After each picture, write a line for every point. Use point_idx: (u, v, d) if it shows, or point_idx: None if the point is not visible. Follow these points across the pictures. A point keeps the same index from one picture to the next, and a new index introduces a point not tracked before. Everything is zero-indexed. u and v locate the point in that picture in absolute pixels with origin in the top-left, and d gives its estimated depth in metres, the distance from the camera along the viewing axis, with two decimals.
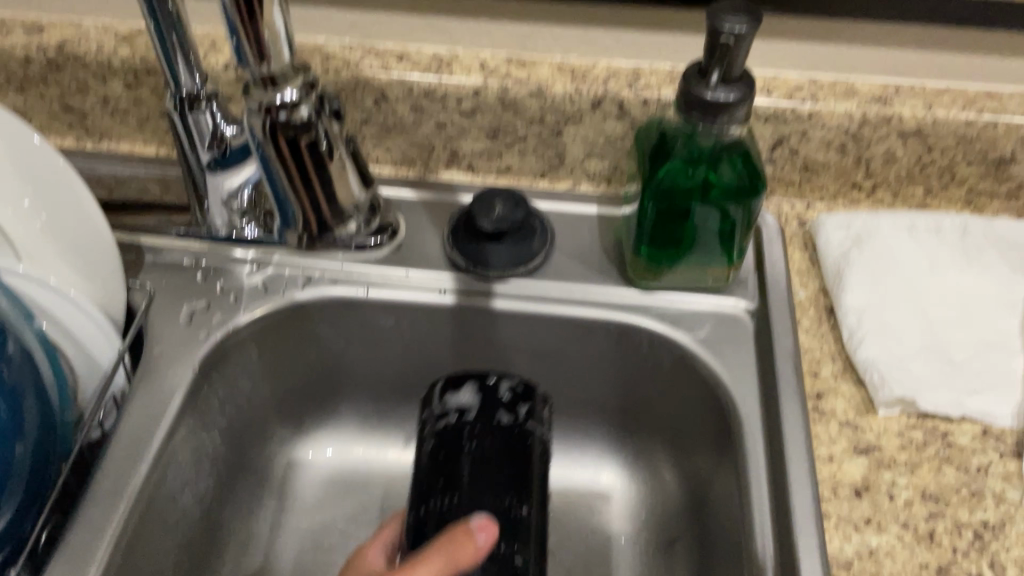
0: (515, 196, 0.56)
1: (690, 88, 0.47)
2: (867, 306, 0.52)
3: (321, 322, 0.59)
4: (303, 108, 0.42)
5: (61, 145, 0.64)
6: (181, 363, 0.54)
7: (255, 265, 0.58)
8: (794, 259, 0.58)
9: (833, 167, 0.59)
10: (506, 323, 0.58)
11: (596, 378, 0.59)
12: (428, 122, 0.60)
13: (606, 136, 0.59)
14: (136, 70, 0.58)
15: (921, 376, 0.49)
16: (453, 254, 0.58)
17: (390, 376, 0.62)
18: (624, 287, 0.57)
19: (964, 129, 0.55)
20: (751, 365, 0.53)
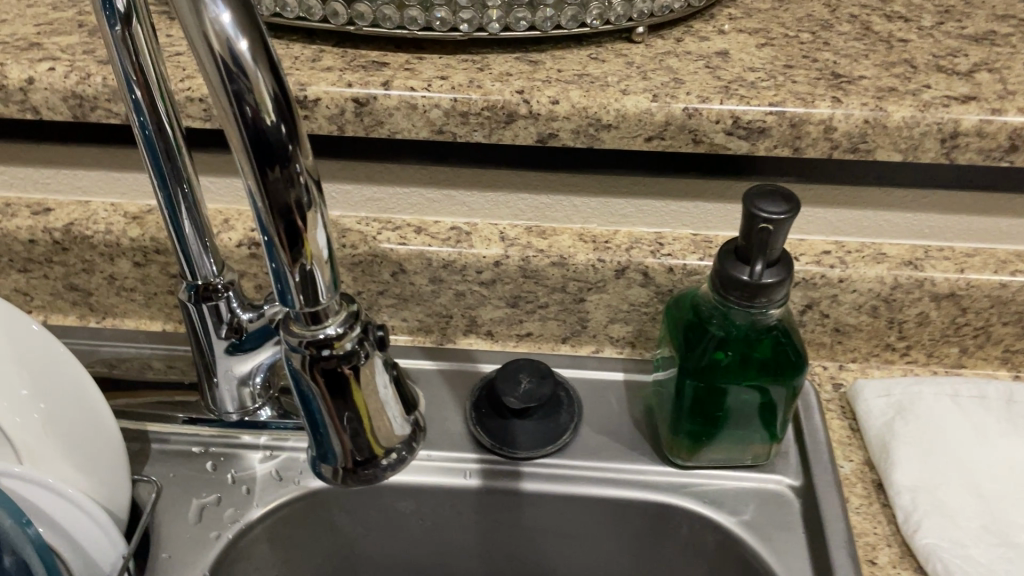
0: (541, 369, 0.54)
1: (728, 270, 0.45)
2: (919, 484, 0.49)
3: (339, 510, 0.55)
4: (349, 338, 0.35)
5: (64, 324, 0.61)
6: (192, 567, 0.50)
7: (267, 451, 0.56)
8: (834, 427, 0.55)
9: (866, 329, 0.57)
10: (535, 506, 0.55)
11: (631, 560, 0.56)
12: (446, 292, 0.58)
13: (630, 303, 0.58)
14: (145, 249, 0.57)
15: (986, 564, 0.46)
16: (478, 433, 0.55)
17: (410, 562, 0.58)
18: (659, 464, 0.54)
19: (999, 291, 0.54)
20: (801, 550, 0.50)
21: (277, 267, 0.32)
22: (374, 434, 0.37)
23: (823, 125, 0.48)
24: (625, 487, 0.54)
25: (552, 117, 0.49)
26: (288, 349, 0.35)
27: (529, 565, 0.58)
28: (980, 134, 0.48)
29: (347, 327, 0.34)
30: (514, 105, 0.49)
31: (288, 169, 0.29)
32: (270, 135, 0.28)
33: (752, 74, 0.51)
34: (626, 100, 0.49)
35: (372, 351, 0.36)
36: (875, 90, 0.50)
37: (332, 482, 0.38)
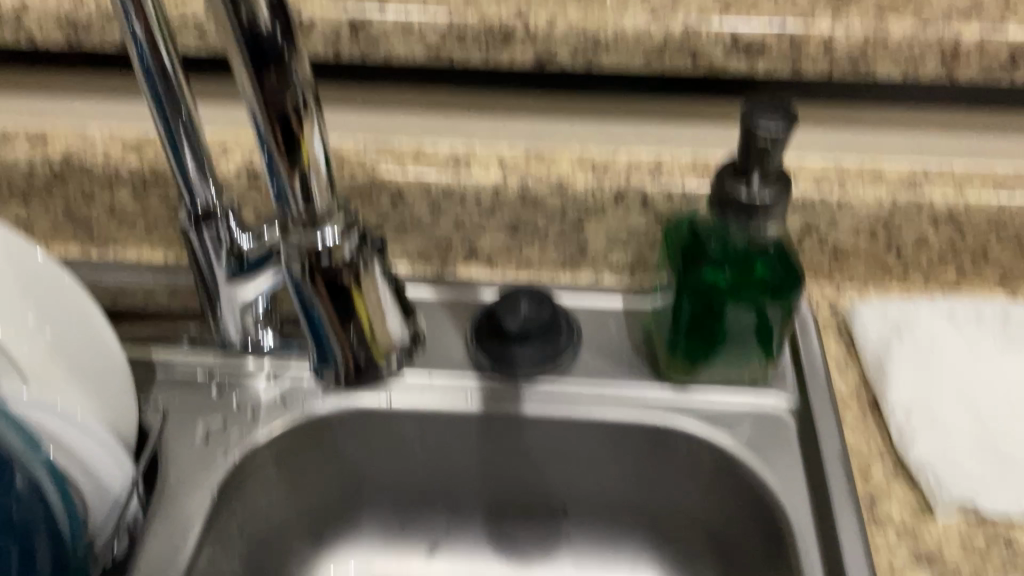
0: (541, 294, 0.55)
1: (726, 187, 0.45)
2: (915, 402, 0.50)
3: (343, 434, 0.56)
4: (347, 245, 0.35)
5: (66, 255, 0.62)
6: (200, 489, 0.51)
7: (271, 378, 0.56)
8: (831, 349, 0.56)
9: (864, 252, 0.57)
10: (535, 428, 0.55)
11: (630, 481, 0.57)
12: (445, 220, 0.58)
13: (629, 228, 0.58)
14: (144, 177, 0.57)
15: (978, 475, 0.47)
16: (478, 356, 0.56)
17: (414, 485, 0.59)
18: (658, 386, 0.55)
19: (997, 212, 0.54)
20: (796, 467, 0.51)
21: (275, 176, 0.32)
22: (373, 339, 0.39)
23: (823, 42, 0.48)
24: (623, 410, 0.54)
25: (550, 36, 0.49)
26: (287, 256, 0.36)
27: (530, 488, 0.59)
28: (981, 49, 0.48)
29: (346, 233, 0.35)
30: (512, 25, 0.48)
31: (284, 77, 0.30)
32: (267, 42, 0.29)
33: None
34: (624, 19, 0.48)
35: (372, 258, 0.36)
36: (876, 8, 0.49)
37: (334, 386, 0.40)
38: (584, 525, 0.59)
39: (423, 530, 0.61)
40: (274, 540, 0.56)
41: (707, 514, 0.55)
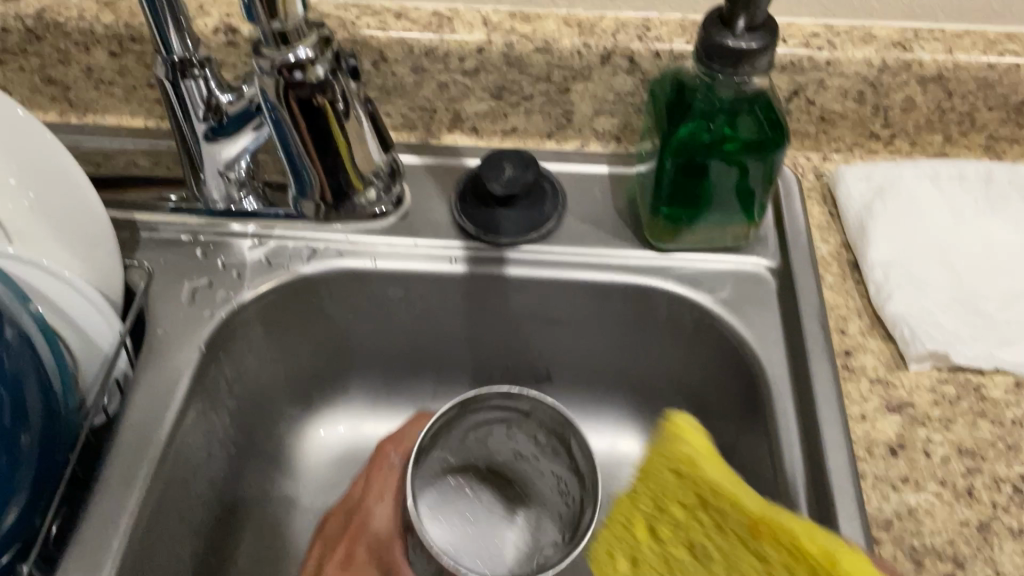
0: (526, 157, 0.54)
1: (713, 37, 0.44)
2: (893, 260, 0.51)
3: (331, 297, 0.57)
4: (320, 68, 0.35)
5: (46, 121, 0.61)
6: (188, 341, 0.51)
7: (256, 240, 0.56)
8: (814, 214, 0.56)
9: (851, 117, 0.57)
10: (519, 292, 0.56)
11: (613, 343, 0.58)
12: (429, 83, 0.57)
13: (616, 93, 0.57)
14: (121, 37, 0.56)
15: (951, 329, 0.48)
16: (462, 221, 0.56)
17: (402, 351, 0.60)
18: (641, 249, 0.55)
19: (986, 73, 0.53)
20: (776, 324, 0.52)
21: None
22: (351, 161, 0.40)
23: None
24: (606, 273, 0.55)
25: None
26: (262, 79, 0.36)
27: (516, 352, 0.60)
28: None
29: (319, 51, 0.35)
30: None
31: None
32: None
33: None
34: None
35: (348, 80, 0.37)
36: None
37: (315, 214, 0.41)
38: (568, 388, 0.61)
39: (409, 395, 0.62)
40: (264, 400, 0.57)
41: (687, 374, 0.56)
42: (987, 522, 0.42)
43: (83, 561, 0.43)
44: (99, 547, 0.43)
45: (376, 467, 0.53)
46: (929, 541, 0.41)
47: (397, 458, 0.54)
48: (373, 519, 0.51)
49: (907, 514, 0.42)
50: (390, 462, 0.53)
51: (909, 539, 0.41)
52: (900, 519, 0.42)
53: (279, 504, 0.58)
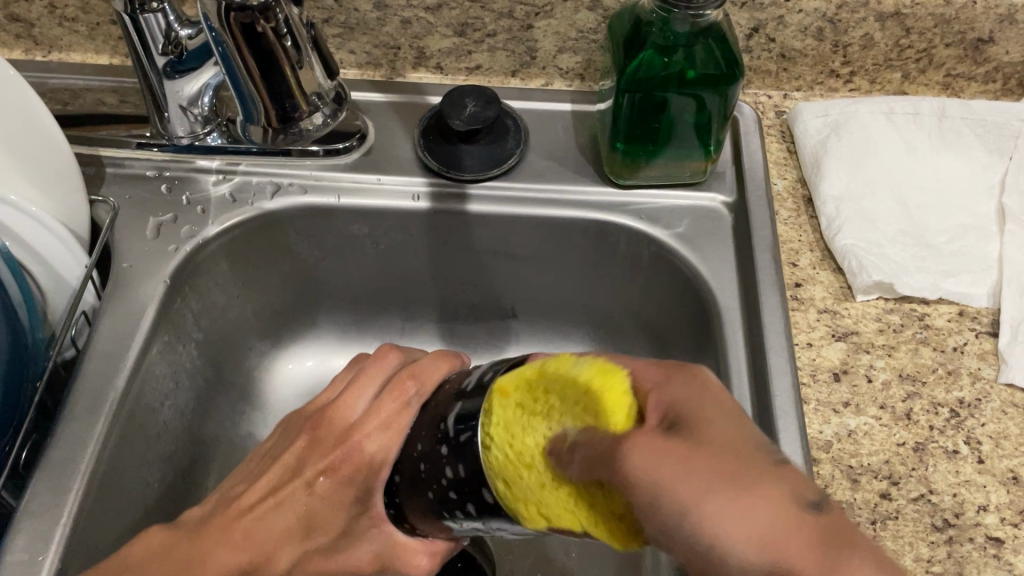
0: (487, 94, 0.54)
1: None
2: (845, 195, 0.52)
3: (295, 232, 0.57)
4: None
5: (11, 58, 0.61)
6: (153, 276, 0.52)
7: (220, 175, 0.57)
8: (772, 149, 0.57)
9: (811, 54, 0.57)
10: (481, 227, 0.57)
11: (574, 276, 0.59)
12: (392, 20, 0.57)
13: (578, 29, 0.57)
14: None
15: (898, 261, 0.49)
16: (425, 157, 0.56)
17: (367, 286, 0.62)
18: (602, 185, 0.56)
19: (943, 10, 0.54)
20: (730, 257, 0.53)
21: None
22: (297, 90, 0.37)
23: None
24: (566, 210, 0.56)
25: None
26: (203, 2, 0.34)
27: (480, 287, 0.61)
28: None
29: None
30: None
31: None
32: None
33: None
34: None
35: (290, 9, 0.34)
36: None
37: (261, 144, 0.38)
38: (532, 322, 0.62)
39: (377, 332, 0.64)
40: (232, 335, 0.59)
41: (646, 307, 0.58)
42: (923, 443, 0.44)
43: (50, 484, 0.44)
44: (66, 472, 0.44)
45: (395, 394, 0.41)
46: (866, 460, 0.43)
47: (417, 393, 0.40)
48: (371, 445, 0.40)
49: (846, 436, 0.44)
50: (410, 394, 0.41)
51: (847, 459, 0.43)
52: (840, 441, 0.44)
53: (248, 433, 0.59)
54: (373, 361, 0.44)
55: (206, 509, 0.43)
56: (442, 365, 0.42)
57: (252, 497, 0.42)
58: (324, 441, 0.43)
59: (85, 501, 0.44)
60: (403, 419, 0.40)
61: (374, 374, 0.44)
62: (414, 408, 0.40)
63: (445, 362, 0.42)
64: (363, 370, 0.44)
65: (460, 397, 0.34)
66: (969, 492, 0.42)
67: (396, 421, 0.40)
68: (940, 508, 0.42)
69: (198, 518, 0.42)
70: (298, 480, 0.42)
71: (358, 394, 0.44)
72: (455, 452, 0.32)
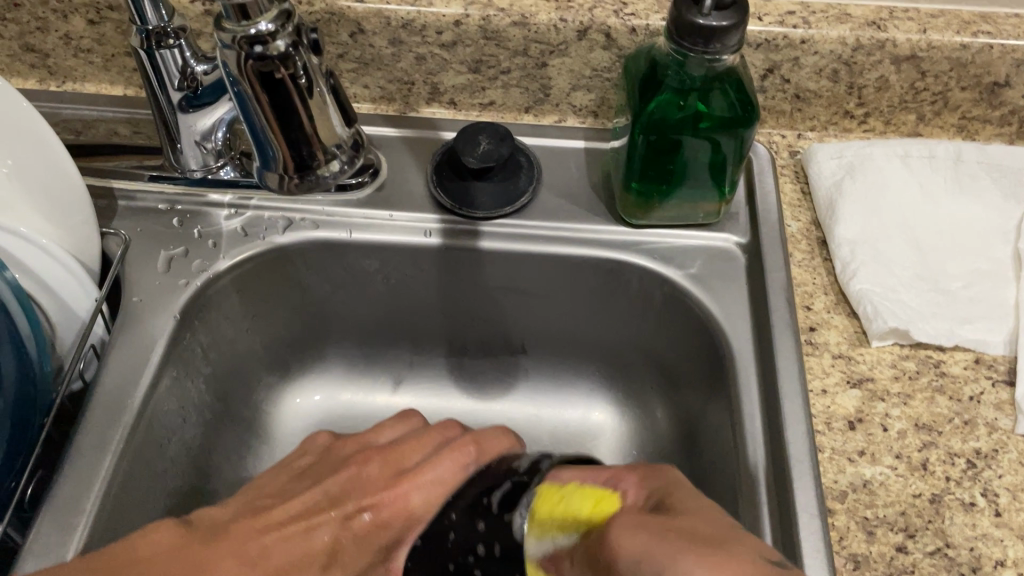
0: (500, 131, 0.54)
1: (683, 15, 0.45)
2: (860, 238, 0.51)
3: (306, 266, 0.57)
4: (282, 42, 0.31)
5: (25, 87, 0.61)
6: (163, 310, 0.52)
7: (233, 210, 0.57)
8: (786, 190, 0.57)
9: (825, 95, 0.57)
10: (492, 264, 0.57)
11: (585, 313, 0.59)
12: (407, 56, 0.57)
13: (592, 68, 0.57)
14: (99, 5, 0.56)
15: (913, 307, 0.48)
16: (437, 193, 0.56)
17: (377, 320, 0.61)
18: (615, 224, 0.56)
19: (959, 53, 0.54)
20: (744, 299, 0.53)
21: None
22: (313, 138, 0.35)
23: None
24: (578, 247, 0.55)
25: None
26: (222, 50, 0.32)
27: (490, 323, 0.61)
28: None
29: (283, 24, 0.31)
30: None
31: None
32: None
33: None
34: None
35: (312, 56, 0.33)
36: None
37: (277, 193, 0.36)
38: (541, 358, 0.62)
39: (385, 366, 0.63)
40: (240, 369, 0.58)
41: (657, 347, 0.57)
42: (939, 495, 0.43)
43: (55, 523, 0.44)
44: (71, 510, 0.44)
45: (454, 449, 0.46)
46: (881, 512, 0.42)
47: (475, 454, 0.45)
48: (415, 494, 0.45)
49: (861, 487, 0.43)
50: (469, 452, 0.46)
51: (863, 511, 0.43)
52: (855, 491, 0.43)
53: (252, 468, 0.59)
54: (439, 426, 0.49)
55: (228, 513, 0.44)
56: (502, 442, 0.47)
57: (282, 515, 0.44)
58: (372, 479, 0.46)
59: (90, 542, 0.44)
60: (459, 478, 0.45)
61: (432, 436, 0.48)
62: (469, 470, 0.45)
63: (506, 436, 0.47)
64: (428, 431, 0.49)
65: (507, 480, 0.41)
66: (987, 546, 0.41)
67: (451, 478, 0.45)
68: (957, 563, 0.41)
69: (215, 523, 0.43)
70: (336, 511, 0.44)
71: (417, 446, 0.48)
72: (491, 530, 0.38)
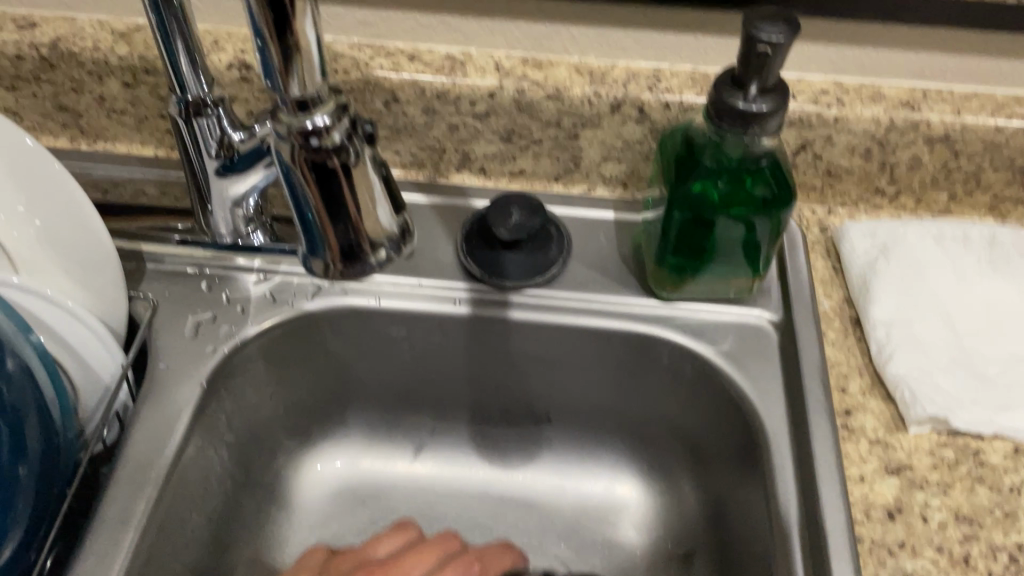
0: (533, 202, 0.54)
1: (722, 97, 0.45)
2: (895, 320, 0.51)
3: (332, 333, 0.57)
4: (337, 134, 0.32)
5: (55, 146, 0.61)
6: (189, 378, 0.51)
7: (261, 275, 0.56)
8: (817, 267, 0.56)
9: (857, 172, 0.57)
10: (520, 334, 0.56)
11: (611, 385, 0.58)
12: (439, 125, 0.58)
13: (624, 140, 0.57)
14: (135, 69, 0.56)
15: (951, 393, 0.48)
16: (467, 263, 0.56)
17: (400, 386, 0.61)
18: (646, 297, 0.55)
19: (993, 136, 0.54)
20: (778, 379, 0.52)
21: (261, 50, 0.29)
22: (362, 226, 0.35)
23: None
24: (608, 320, 0.55)
25: None
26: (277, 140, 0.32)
27: (515, 392, 0.60)
28: None
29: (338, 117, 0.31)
30: None
31: None
32: None
33: None
34: None
35: (364, 147, 0.33)
36: None
37: (323, 278, 0.36)
38: (566, 428, 0.61)
39: (407, 432, 0.63)
40: (262, 434, 0.57)
41: (686, 421, 0.57)
42: None
43: None
44: None
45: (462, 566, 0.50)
46: None
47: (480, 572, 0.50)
48: None
49: None
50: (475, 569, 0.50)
51: None
52: None
53: (270, 538, 0.57)
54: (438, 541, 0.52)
55: None
56: (502, 561, 0.52)
57: None
58: None
59: None
60: None
61: (433, 550, 0.51)
62: None
63: (501, 557, 0.52)
64: (427, 545, 0.51)
65: None
66: None
67: None
68: None
69: None
70: None
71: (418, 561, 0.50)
72: None
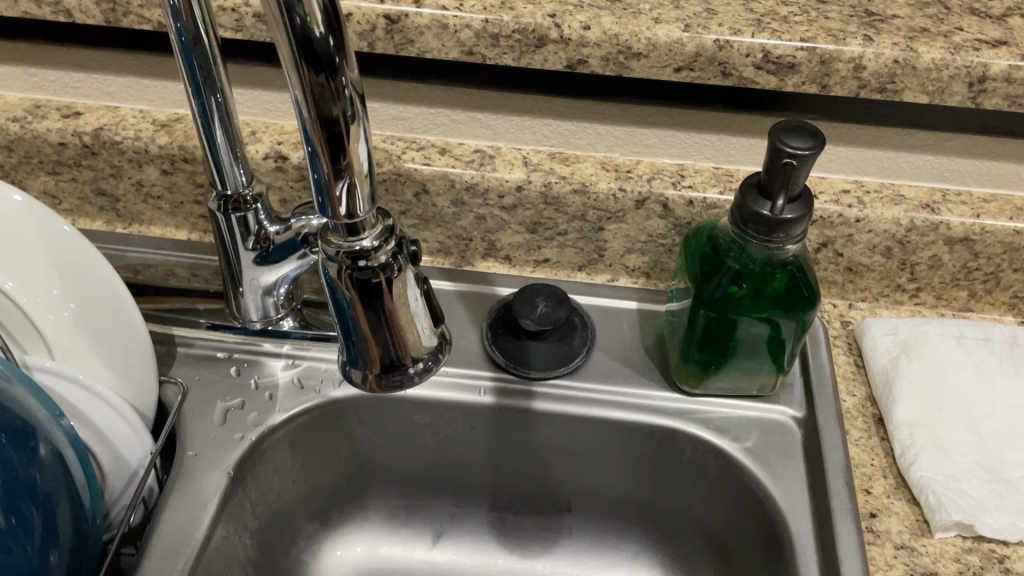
0: (557, 293, 0.55)
1: (750, 204, 0.45)
2: (919, 421, 0.51)
3: (357, 419, 0.57)
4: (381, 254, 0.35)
5: (92, 228, 0.63)
6: (217, 465, 0.52)
7: (289, 360, 0.58)
8: (839, 363, 0.57)
9: (878, 270, 0.58)
10: (544, 424, 0.57)
11: (634, 476, 0.58)
12: (467, 216, 0.59)
13: (648, 234, 0.58)
14: (173, 157, 0.58)
15: (976, 497, 0.47)
16: (493, 352, 0.57)
17: (423, 472, 0.61)
18: (669, 391, 0.56)
19: (1012, 238, 0.55)
20: (802, 476, 0.52)
21: (313, 164, 0.31)
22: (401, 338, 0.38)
23: (852, 63, 0.47)
24: (632, 413, 0.55)
25: (583, 43, 0.48)
26: (326, 260, 0.35)
27: (537, 479, 0.60)
28: (1008, 79, 0.47)
29: (383, 238, 0.34)
30: (546, 29, 0.48)
31: (334, 81, 0.29)
32: (318, 47, 0.28)
33: (785, 8, 0.50)
34: (658, 29, 0.48)
35: (406, 264, 0.36)
36: (907, 31, 0.48)
37: (363, 386, 0.39)
38: (587, 516, 0.61)
39: (427, 517, 0.63)
40: (285, 518, 0.58)
41: (709, 515, 0.57)
42: None
43: None
44: None
45: None
46: None
47: None
48: None
49: None
50: None
51: None
52: None
53: None
54: None
55: None
56: None
57: None
58: None
59: None
60: None
61: None
62: None
63: None
64: None
65: None
66: None
67: None
68: None
69: None
70: None
71: None
72: None
